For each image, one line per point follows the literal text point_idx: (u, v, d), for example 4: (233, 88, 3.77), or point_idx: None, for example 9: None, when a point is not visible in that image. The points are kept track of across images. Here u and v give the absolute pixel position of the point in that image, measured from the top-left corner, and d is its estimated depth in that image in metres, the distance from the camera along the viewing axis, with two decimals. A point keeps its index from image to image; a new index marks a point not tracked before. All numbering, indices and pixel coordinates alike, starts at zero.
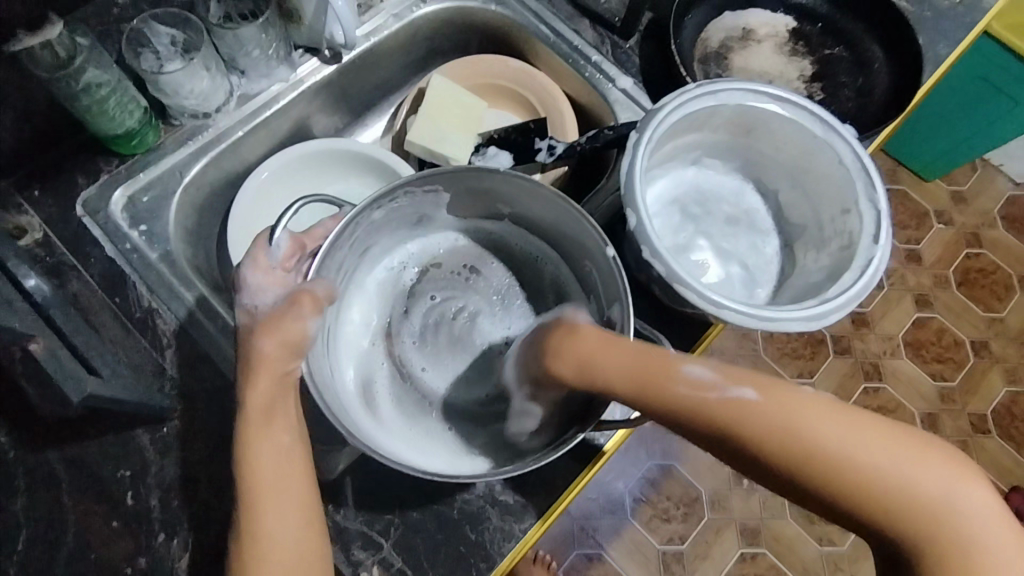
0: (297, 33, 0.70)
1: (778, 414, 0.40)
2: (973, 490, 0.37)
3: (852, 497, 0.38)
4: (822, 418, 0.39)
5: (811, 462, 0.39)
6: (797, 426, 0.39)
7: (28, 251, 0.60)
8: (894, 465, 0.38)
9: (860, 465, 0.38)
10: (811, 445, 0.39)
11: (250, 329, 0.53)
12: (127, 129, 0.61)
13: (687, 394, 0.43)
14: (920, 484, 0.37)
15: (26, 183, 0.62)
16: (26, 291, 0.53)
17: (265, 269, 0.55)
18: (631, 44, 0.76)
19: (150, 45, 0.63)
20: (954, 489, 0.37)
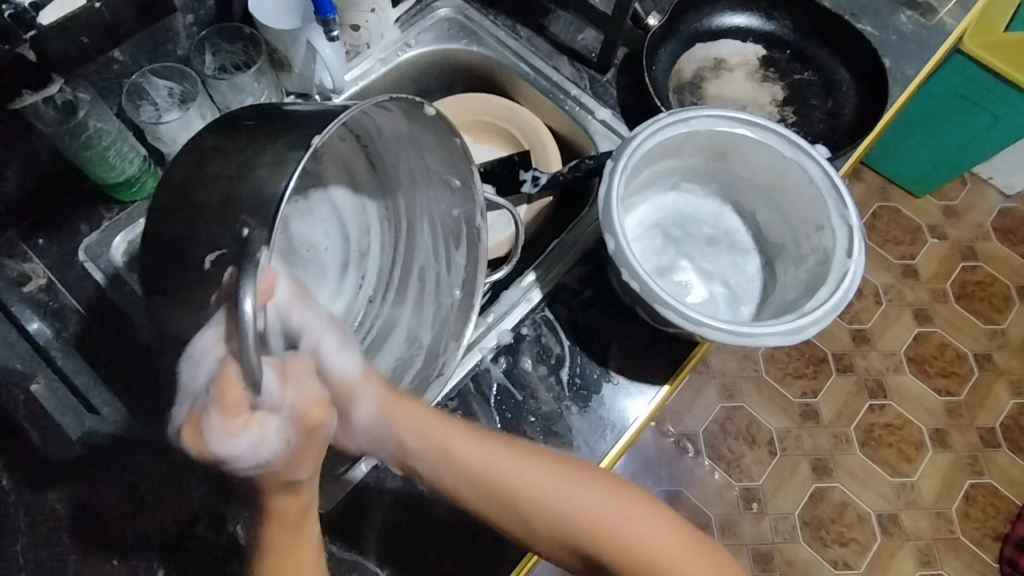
0: (289, 80, 0.74)
1: (592, 513, 0.51)
2: (698, 561, 0.51)
3: (611, 558, 0.50)
4: (621, 519, 0.51)
5: (604, 549, 0.50)
6: (595, 525, 0.50)
7: (32, 297, 0.62)
8: (667, 552, 0.50)
9: (643, 547, 0.50)
10: (595, 533, 0.50)
11: (271, 473, 0.47)
12: (128, 177, 0.64)
13: (530, 476, 0.52)
14: (672, 558, 0.50)
15: (30, 233, 0.64)
16: (32, 334, 0.61)
17: (242, 421, 0.43)
18: (608, 78, 0.79)
19: (150, 98, 0.67)
20: (706, 565, 0.51)
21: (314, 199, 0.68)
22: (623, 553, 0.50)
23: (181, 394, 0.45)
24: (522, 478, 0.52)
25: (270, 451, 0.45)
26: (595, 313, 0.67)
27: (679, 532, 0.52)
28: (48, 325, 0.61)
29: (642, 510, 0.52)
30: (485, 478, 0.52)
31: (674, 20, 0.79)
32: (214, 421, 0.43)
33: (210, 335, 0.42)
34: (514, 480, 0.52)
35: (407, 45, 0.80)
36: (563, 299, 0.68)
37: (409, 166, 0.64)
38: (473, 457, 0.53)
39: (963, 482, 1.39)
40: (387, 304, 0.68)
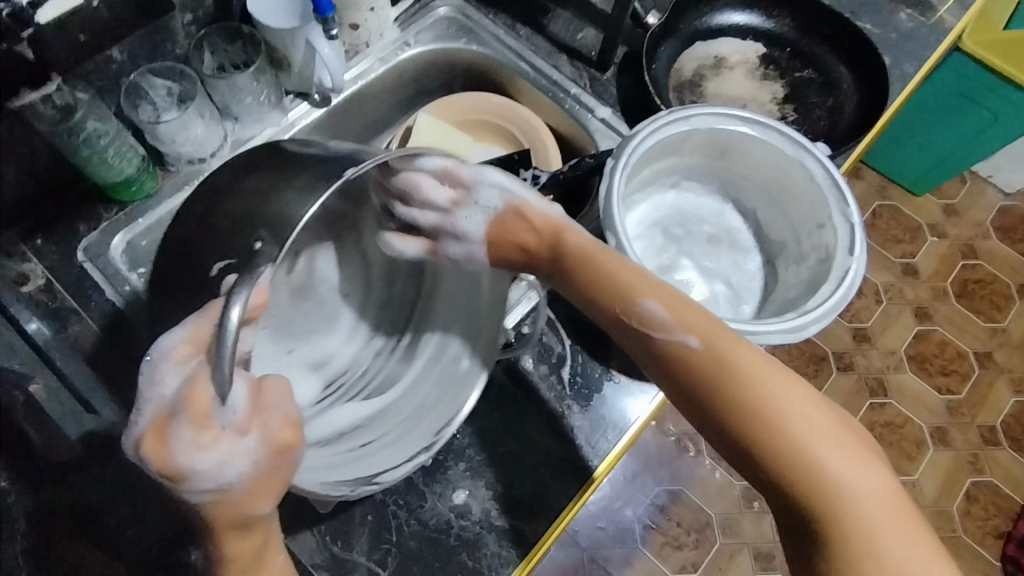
0: (288, 79, 0.73)
1: (735, 364, 0.46)
2: (869, 470, 0.43)
3: (750, 427, 0.45)
4: (792, 398, 0.45)
5: (740, 409, 0.45)
6: (752, 399, 0.45)
7: (31, 297, 0.61)
8: (817, 441, 0.44)
9: (782, 425, 0.44)
10: (767, 420, 0.44)
11: (229, 501, 0.42)
12: (127, 176, 0.64)
13: (642, 314, 0.50)
14: (832, 466, 0.43)
15: (29, 233, 0.64)
16: (31, 334, 0.60)
17: (201, 437, 0.39)
18: (608, 76, 0.79)
19: (149, 97, 0.66)
20: (876, 484, 0.43)
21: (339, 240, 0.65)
22: (754, 421, 0.45)
23: (145, 400, 0.39)
24: (651, 289, 0.51)
25: (228, 474, 0.40)
26: None
27: (848, 441, 0.44)
28: (46, 325, 0.61)
29: (810, 394, 0.46)
30: (628, 317, 0.51)
31: (674, 19, 0.79)
32: (179, 432, 0.38)
33: (173, 338, 0.39)
34: (637, 292, 0.51)
35: (407, 44, 0.80)
36: (563, 298, 0.67)
37: (434, 223, 0.59)
38: (606, 260, 0.53)
39: (964, 481, 1.39)
40: (389, 364, 0.63)
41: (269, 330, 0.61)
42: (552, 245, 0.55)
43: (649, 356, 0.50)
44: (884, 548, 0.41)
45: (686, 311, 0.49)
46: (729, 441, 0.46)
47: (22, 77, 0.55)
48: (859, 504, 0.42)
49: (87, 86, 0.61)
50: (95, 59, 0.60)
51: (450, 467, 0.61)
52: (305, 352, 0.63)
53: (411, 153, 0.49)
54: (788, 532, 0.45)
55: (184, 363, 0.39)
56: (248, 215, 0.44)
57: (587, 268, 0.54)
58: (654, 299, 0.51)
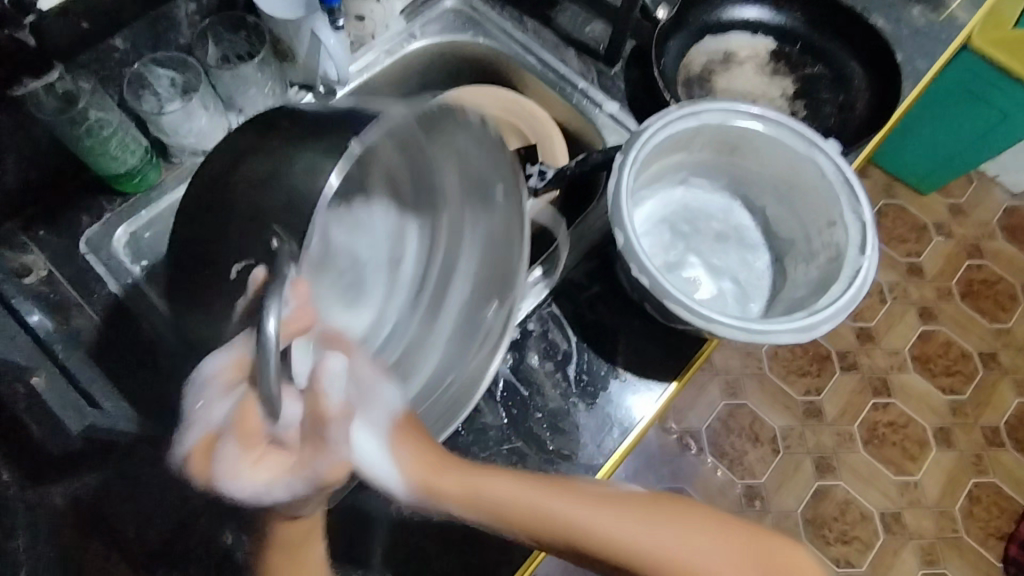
0: (292, 70, 0.73)
1: (546, 506, 0.46)
2: (672, 527, 0.44)
3: (598, 559, 0.45)
4: (580, 506, 0.45)
5: (573, 551, 0.45)
6: (621, 552, 0.44)
7: (32, 289, 0.61)
8: (611, 525, 0.44)
9: (574, 523, 0.45)
10: (605, 554, 0.44)
11: (275, 510, 0.44)
12: (130, 168, 0.63)
13: (563, 496, 0.46)
14: (625, 538, 0.44)
15: (30, 223, 0.63)
16: (33, 326, 0.60)
17: (249, 447, 0.43)
18: (616, 70, 0.78)
19: (152, 87, 0.65)
20: (684, 533, 0.44)
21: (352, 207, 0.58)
22: (576, 541, 0.45)
23: (191, 422, 0.45)
24: (560, 502, 0.45)
25: (272, 487, 0.42)
26: (602, 309, 0.66)
27: (639, 505, 0.45)
28: (49, 317, 0.60)
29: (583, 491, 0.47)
30: (528, 516, 0.45)
31: (684, 13, 0.78)
32: (225, 445, 0.42)
33: (219, 362, 0.43)
34: (558, 507, 0.45)
35: (413, 36, 0.79)
36: (569, 295, 0.67)
37: (454, 173, 0.58)
38: (495, 488, 0.46)
39: (967, 482, 1.39)
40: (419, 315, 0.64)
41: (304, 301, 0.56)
42: (431, 485, 0.46)
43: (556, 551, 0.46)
44: None
45: (559, 502, 0.45)
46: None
47: (23, 62, 0.55)
48: (674, 559, 0.43)
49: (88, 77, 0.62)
50: (97, 47, 0.63)
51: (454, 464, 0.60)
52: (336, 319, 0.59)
53: (439, 118, 0.48)
54: None
55: (227, 385, 0.43)
56: (260, 208, 0.47)
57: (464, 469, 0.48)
58: (522, 468, 0.48)
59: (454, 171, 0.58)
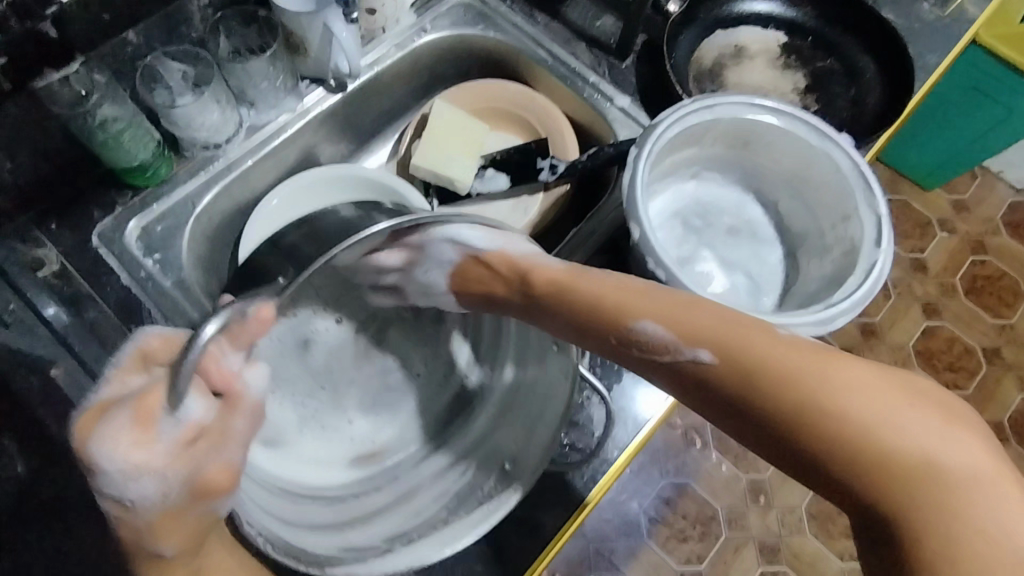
0: (303, 65, 0.72)
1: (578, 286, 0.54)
2: (756, 333, 0.43)
3: (677, 334, 0.45)
4: (640, 301, 0.49)
5: (610, 319, 0.51)
6: (732, 338, 0.42)
7: (45, 282, 0.61)
8: (652, 317, 0.48)
9: (628, 318, 0.49)
10: (686, 369, 0.44)
11: (130, 524, 0.42)
12: (141, 161, 0.63)
13: (635, 338, 0.48)
14: (682, 339, 0.45)
15: (43, 217, 0.63)
16: (48, 319, 0.59)
17: (133, 445, 0.40)
18: (627, 64, 0.78)
19: (164, 81, 0.65)
20: (752, 329, 0.43)
21: (414, 314, 0.73)
22: (619, 315, 0.50)
23: (107, 385, 0.44)
24: (649, 301, 0.49)
25: (132, 488, 0.40)
26: None
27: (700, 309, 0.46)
28: (65, 311, 0.60)
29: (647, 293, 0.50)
30: (629, 307, 0.49)
31: (695, 6, 0.77)
32: (110, 425, 0.39)
33: (152, 342, 0.45)
34: (633, 290, 0.51)
35: (424, 30, 0.78)
36: None
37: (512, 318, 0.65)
38: (567, 274, 0.56)
39: None
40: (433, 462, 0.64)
41: (326, 386, 0.69)
42: (553, 283, 0.56)
43: (651, 371, 0.47)
44: (790, 360, 0.39)
45: (654, 312, 0.48)
46: (765, 417, 0.39)
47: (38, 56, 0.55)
48: (753, 344, 0.42)
49: (103, 69, 0.61)
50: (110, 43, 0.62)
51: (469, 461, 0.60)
52: (348, 432, 0.68)
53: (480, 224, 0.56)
54: (815, 455, 0.37)
55: (150, 363, 0.44)
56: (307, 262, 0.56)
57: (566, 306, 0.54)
58: (625, 281, 0.52)
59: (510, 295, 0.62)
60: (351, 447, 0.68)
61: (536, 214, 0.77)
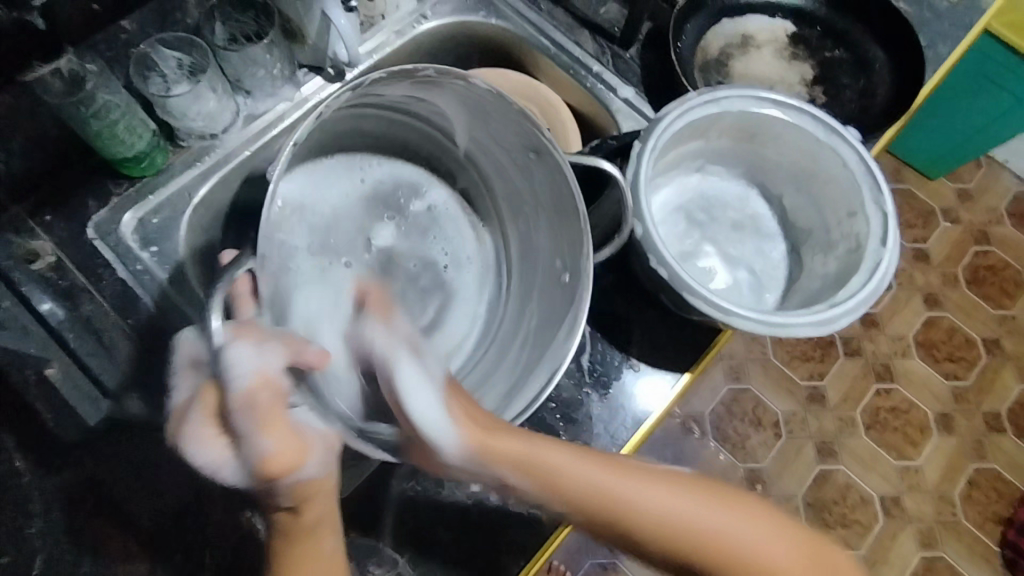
0: (301, 52, 0.71)
1: (583, 485, 0.49)
2: (662, 490, 0.49)
3: (645, 533, 0.49)
4: (590, 470, 0.50)
5: (596, 514, 0.49)
6: (658, 518, 0.48)
7: (41, 274, 0.60)
8: (629, 496, 0.49)
9: (585, 485, 0.49)
10: (633, 525, 0.49)
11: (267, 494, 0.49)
12: (137, 151, 0.62)
13: (626, 496, 0.49)
14: (631, 500, 0.49)
15: (37, 208, 0.62)
16: (44, 315, 0.58)
17: (208, 444, 0.47)
18: (631, 53, 0.77)
19: (158, 69, 0.64)
20: (675, 492, 0.49)
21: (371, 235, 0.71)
22: (604, 511, 0.49)
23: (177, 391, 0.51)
24: (610, 482, 0.49)
25: (228, 476, 0.47)
26: (617, 299, 0.66)
27: (617, 474, 0.50)
28: (59, 305, 0.59)
29: (623, 472, 0.50)
30: (612, 496, 0.49)
31: None
32: (192, 426, 0.47)
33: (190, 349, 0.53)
34: (584, 477, 0.49)
35: (424, 16, 0.77)
36: None
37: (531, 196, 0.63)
38: (563, 474, 0.50)
39: (966, 467, 1.40)
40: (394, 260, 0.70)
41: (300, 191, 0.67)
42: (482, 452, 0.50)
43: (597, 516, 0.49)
44: (738, 553, 0.48)
45: (615, 514, 0.49)
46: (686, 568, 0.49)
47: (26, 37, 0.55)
48: (628, 505, 0.49)
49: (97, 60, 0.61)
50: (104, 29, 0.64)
51: None
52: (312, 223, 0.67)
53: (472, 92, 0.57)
54: None
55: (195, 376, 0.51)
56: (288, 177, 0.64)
57: (519, 453, 0.50)
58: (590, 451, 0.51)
59: (517, 171, 0.65)
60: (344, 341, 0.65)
61: None
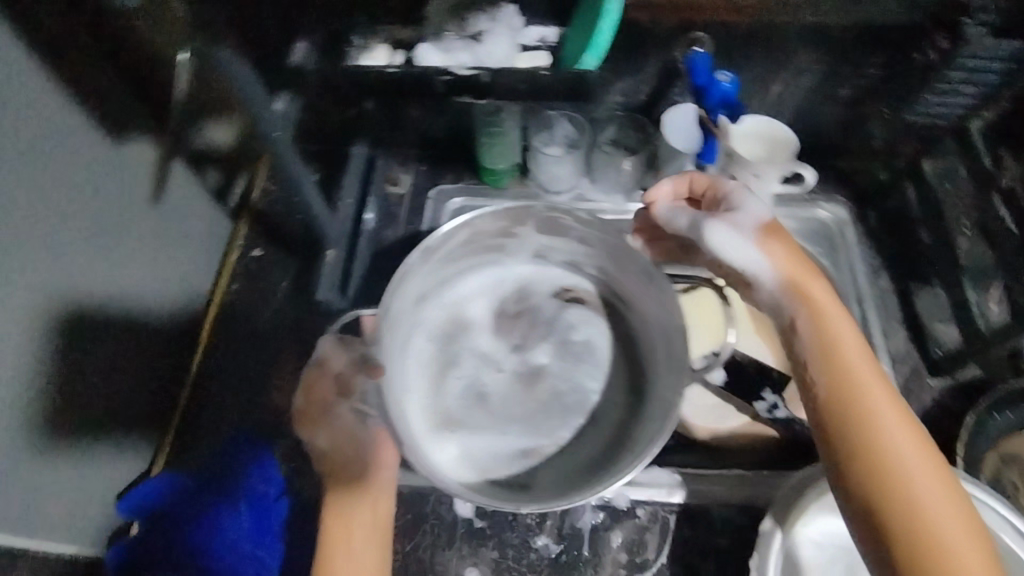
0: (650, 181, 0.81)
1: (869, 403, 0.49)
2: (935, 481, 0.47)
3: (902, 492, 0.46)
4: (885, 397, 0.49)
5: (864, 448, 0.48)
6: (910, 494, 0.46)
7: (389, 194, 0.82)
8: (904, 454, 0.47)
9: (875, 391, 0.49)
10: (891, 479, 0.46)
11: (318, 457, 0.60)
12: (496, 168, 0.80)
13: (888, 392, 0.50)
14: (906, 463, 0.47)
15: (422, 157, 0.84)
16: (362, 223, 0.79)
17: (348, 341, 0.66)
18: (932, 384, 0.70)
19: (552, 131, 0.79)
20: (942, 493, 0.46)
21: (538, 352, 0.70)
22: (879, 456, 0.47)
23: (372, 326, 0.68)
24: (892, 427, 0.48)
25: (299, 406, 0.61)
26: (711, 563, 0.62)
27: (910, 425, 0.49)
28: (374, 222, 0.80)
29: (913, 430, 0.48)
30: (871, 425, 0.48)
31: None
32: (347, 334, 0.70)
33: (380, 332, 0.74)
34: (866, 377, 0.50)
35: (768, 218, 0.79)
36: (694, 523, 0.63)
37: (661, 337, 0.65)
38: (826, 311, 0.53)
39: None
40: (543, 351, 0.70)
41: (463, 332, 0.71)
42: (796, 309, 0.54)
43: (867, 435, 0.48)
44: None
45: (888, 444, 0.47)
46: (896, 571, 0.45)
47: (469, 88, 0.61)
48: (901, 459, 0.47)
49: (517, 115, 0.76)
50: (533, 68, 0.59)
51: (485, 544, 0.63)
52: (468, 355, 0.70)
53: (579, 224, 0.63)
54: None
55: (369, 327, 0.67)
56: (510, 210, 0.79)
57: (795, 269, 0.56)
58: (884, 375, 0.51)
59: (663, 321, 0.64)
60: (461, 460, 0.64)
61: (725, 430, 0.68)
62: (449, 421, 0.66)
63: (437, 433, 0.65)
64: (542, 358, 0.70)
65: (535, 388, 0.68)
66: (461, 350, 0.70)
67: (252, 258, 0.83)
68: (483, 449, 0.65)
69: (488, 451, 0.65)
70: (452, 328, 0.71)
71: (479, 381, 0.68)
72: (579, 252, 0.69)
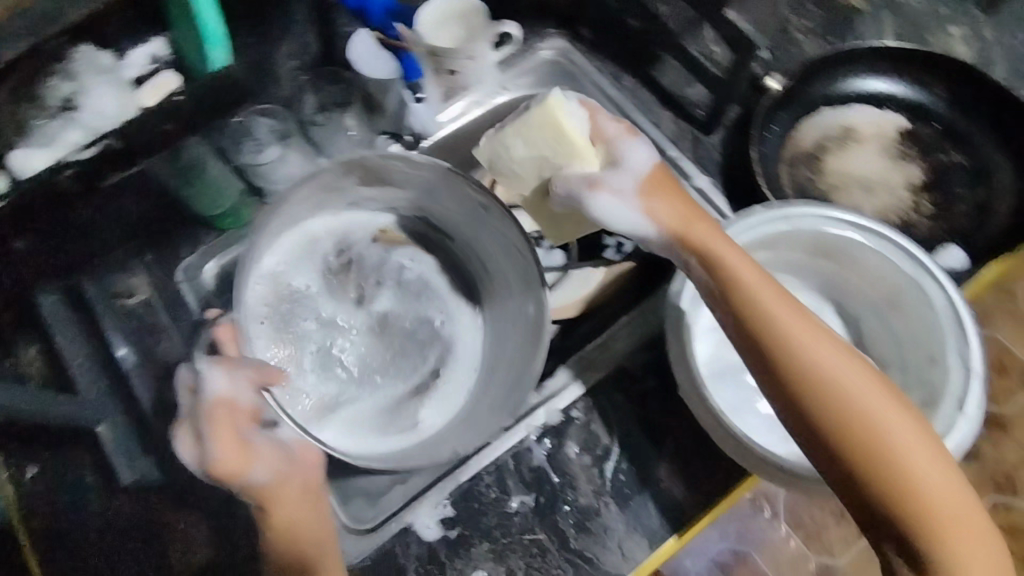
0: (381, 121, 0.73)
1: (756, 297, 0.49)
2: (839, 358, 0.47)
3: (809, 377, 0.46)
4: (755, 276, 0.50)
5: (764, 339, 0.48)
6: (828, 379, 0.46)
7: (132, 309, 0.67)
8: (808, 339, 0.47)
9: (748, 276, 0.50)
10: (801, 370, 0.46)
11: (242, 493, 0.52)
12: (225, 209, 0.68)
13: (761, 278, 0.51)
14: (811, 346, 0.47)
15: (139, 250, 0.68)
16: (119, 360, 0.65)
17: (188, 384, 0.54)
18: (713, 140, 0.75)
19: (252, 135, 0.67)
20: (852, 371, 0.46)
21: (390, 304, 0.67)
22: (784, 347, 0.47)
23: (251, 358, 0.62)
24: (785, 315, 0.48)
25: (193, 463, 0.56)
26: (652, 406, 0.64)
27: (796, 307, 0.49)
28: (133, 352, 0.65)
29: (798, 312, 0.49)
30: (766, 315, 0.49)
31: (800, 88, 0.71)
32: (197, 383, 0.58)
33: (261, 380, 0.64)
34: (740, 270, 0.51)
35: (506, 87, 0.77)
36: (621, 387, 0.65)
37: (497, 245, 0.65)
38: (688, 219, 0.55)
39: None
40: (390, 299, 0.67)
41: (293, 298, 0.64)
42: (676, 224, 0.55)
43: (762, 334, 0.48)
44: (898, 450, 0.44)
45: (836, 397, 0.45)
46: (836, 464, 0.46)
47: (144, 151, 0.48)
48: (807, 348, 0.47)
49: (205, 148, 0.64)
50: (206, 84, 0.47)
51: (474, 545, 0.59)
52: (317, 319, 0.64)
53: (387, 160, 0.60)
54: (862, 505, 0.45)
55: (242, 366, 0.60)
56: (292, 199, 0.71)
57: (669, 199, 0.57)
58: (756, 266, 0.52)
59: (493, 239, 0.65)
60: (353, 430, 0.62)
61: (594, 289, 0.70)
62: (327, 400, 0.62)
63: (316, 415, 0.61)
64: (395, 307, 0.67)
65: (405, 343, 0.66)
66: (304, 317, 0.64)
67: (31, 479, 0.63)
68: (373, 411, 0.63)
69: (378, 411, 0.63)
70: (284, 293, 0.63)
71: (342, 347, 0.64)
72: (383, 186, 0.65)
